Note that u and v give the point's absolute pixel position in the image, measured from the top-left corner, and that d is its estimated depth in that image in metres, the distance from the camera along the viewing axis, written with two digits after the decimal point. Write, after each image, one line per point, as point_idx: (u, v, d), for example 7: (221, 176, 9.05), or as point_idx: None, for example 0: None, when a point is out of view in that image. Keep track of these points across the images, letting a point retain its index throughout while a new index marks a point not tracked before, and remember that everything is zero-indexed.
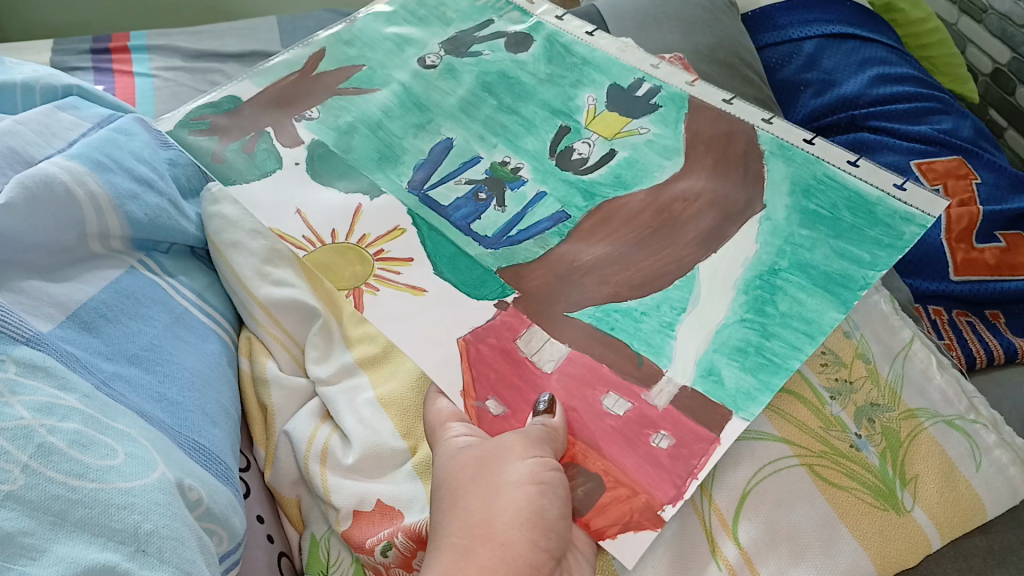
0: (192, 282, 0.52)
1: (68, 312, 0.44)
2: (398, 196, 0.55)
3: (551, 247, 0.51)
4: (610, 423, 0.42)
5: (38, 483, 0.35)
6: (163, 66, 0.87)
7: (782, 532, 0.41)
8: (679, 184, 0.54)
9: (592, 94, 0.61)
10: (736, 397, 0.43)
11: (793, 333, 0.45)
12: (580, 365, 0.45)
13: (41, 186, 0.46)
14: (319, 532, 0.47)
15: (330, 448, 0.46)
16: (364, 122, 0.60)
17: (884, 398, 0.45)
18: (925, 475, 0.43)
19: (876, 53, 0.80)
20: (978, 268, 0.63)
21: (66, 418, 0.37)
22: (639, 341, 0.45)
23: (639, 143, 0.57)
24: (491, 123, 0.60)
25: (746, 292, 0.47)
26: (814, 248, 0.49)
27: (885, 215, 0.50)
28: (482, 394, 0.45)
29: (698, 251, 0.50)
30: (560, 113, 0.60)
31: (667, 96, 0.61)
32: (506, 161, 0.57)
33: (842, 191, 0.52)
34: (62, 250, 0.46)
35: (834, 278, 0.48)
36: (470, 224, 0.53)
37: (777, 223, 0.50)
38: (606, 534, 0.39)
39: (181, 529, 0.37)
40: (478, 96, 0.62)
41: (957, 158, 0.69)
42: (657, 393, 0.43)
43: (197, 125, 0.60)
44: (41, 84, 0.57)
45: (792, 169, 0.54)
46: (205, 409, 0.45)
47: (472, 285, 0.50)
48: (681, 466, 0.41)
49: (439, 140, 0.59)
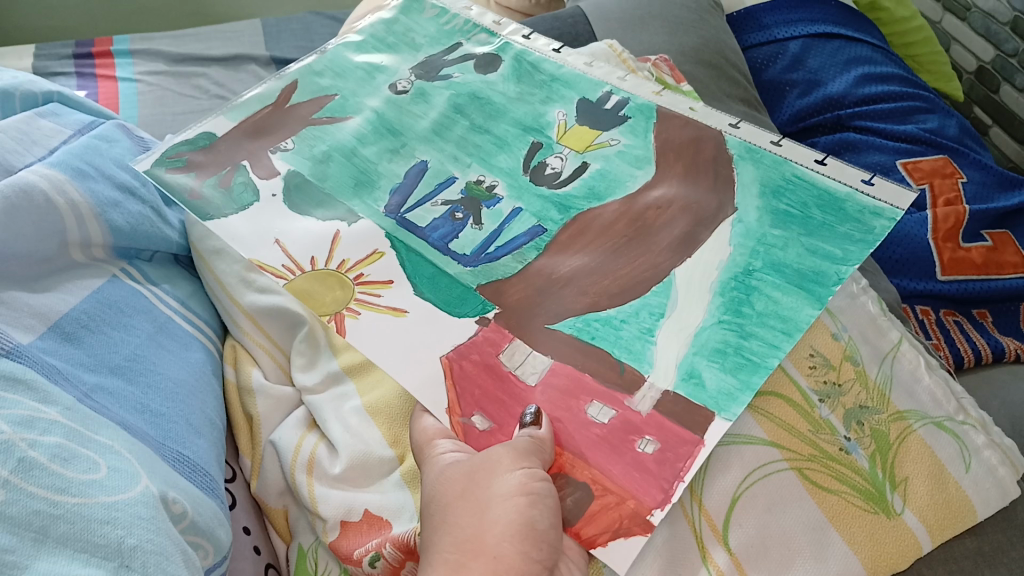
0: (176, 290, 0.52)
1: (50, 323, 0.43)
2: (376, 221, 0.54)
3: (527, 261, 0.50)
4: (595, 432, 0.42)
5: (19, 498, 0.34)
6: (147, 71, 0.87)
7: (772, 536, 0.40)
8: (652, 193, 0.54)
9: (561, 110, 0.61)
10: (719, 398, 0.42)
11: (771, 332, 0.45)
12: (564, 376, 0.44)
13: (20, 195, 0.45)
14: (306, 543, 0.47)
15: (317, 458, 0.46)
16: (339, 150, 0.58)
17: (872, 399, 0.45)
18: (915, 478, 0.43)
19: (861, 52, 0.80)
20: (965, 267, 0.63)
21: (47, 432, 0.37)
22: (620, 348, 0.45)
23: (611, 154, 0.57)
24: (464, 144, 0.59)
25: (721, 293, 0.47)
26: (787, 247, 0.49)
27: (853, 212, 0.51)
28: (467, 410, 0.44)
29: (673, 255, 0.49)
30: (532, 125, 0.60)
31: (635, 105, 0.61)
32: (481, 179, 0.56)
33: (811, 190, 0.52)
34: (42, 260, 0.46)
35: (808, 275, 0.48)
36: (447, 241, 0.52)
37: (749, 225, 0.50)
38: (597, 543, 0.39)
39: (165, 543, 0.37)
40: (451, 118, 0.61)
41: (943, 158, 0.69)
42: (640, 397, 0.43)
43: (173, 163, 0.56)
44: (21, 91, 0.56)
45: (761, 171, 0.54)
46: (189, 419, 0.44)
47: (453, 302, 0.49)
48: (666, 470, 0.40)
49: (414, 163, 0.57)
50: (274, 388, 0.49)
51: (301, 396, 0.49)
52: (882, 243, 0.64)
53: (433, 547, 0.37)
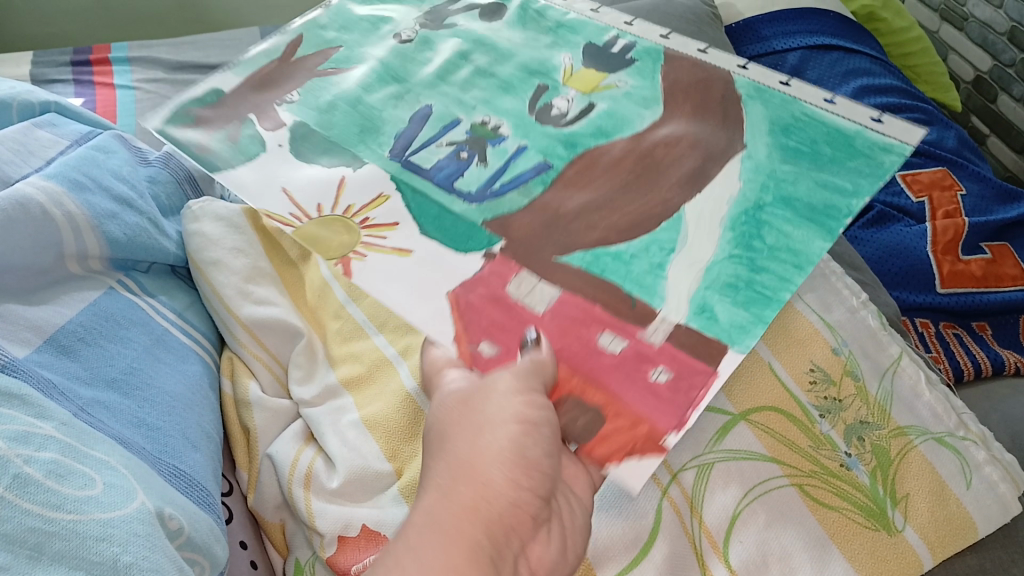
0: (173, 302, 0.52)
1: (45, 336, 0.43)
2: (381, 165, 0.55)
3: (533, 195, 0.51)
4: (607, 360, 0.42)
5: (14, 516, 0.34)
6: (145, 78, 0.86)
7: (773, 553, 0.40)
8: (660, 131, 0.55)
9: (568, 56, 0.64)
10: (731, 331, 0.43)
11: (783, 265, 0.46)
12: (574, 306, 0.44)
13: (16, 207, 0.45)
14: (303, 558, 0.46)
15: (314, 472, 0.46)
16: (344, 99, 0.61)
17: (873, 415, 0.45)
18: (915, 494, 0.42)
19: (860, 64, 0.80)
20: (963, 279, 0.63)
21: (42, 447, 0.36)
22: (630, 281, 0.46)
23: (617, 95, 0.59)
24: (467, 91, 0.61)
25: (732, 228, 0.48)
26: (797, 182, 0.51)
27: (864, 148, 0.52)
28: (476, 339, 0.44)
29: (681, 190, 0.51)
30: (535, 70, 0.62)
31: (641, 50, 0.64)
32: (486, 121, 0.58)
33: (821, 128, 0.54)
34: (38, 272, 0.45)
35: (818, 209, 0.49)
36: (452, 180, 0.53)
37: (759, 161, 0.52)
38: (610, 462, 0.39)
39: (162, 560, 0.37)
40: (457, 64, 0.63)
41: (942, 169, 0.70)
42: (652, 329, 0.43)
43: (183, 121, 0.60)
44: (18, 102, 0.56)
45: (770, 110, 0.56)
46: (186, 433, 0.44)
47: (460, 239, 0.49)
48: (678, 396, 0.41)
49: (418, 108, 0.60)
50: (271, 402, 0.49)
51: (299, 409, 0.49)
52: (882, 256, 0.64)
53: (430, 473, 0.36)
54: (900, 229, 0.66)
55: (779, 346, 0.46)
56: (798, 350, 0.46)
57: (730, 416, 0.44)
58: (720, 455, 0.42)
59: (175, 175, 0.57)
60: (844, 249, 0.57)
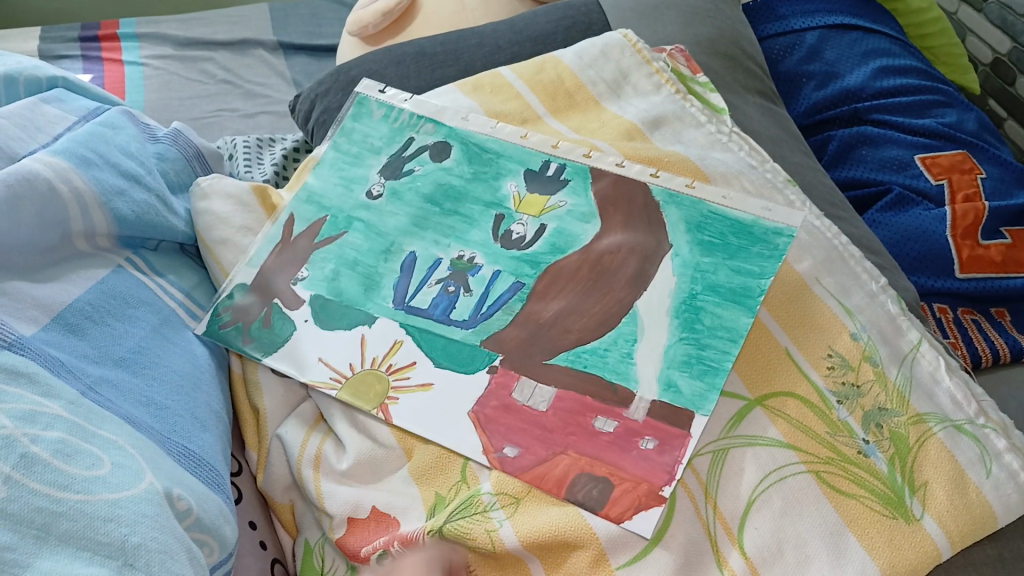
0: (181, 281, 0.51)
1: (53, 314, 0.42)
2: (385, 314, 0.49)
3: (516, 312, 0.48)
4: (603, 439, 0.43)
5: (21, 495, 0.33)
6: (153, 55, 0.86)
7: (788, 540, 0.39)
8: (602, 242, 0.51)
9: (515, 181, 0.55)
10: (694, 398, 0.44)
11: (727, 345, 0.46)
12: (571, 399, 0.45)
13: (23, 183, 0.44)
14: (312, 539, 0.46)
15: (323, 454, 0.45)
16: (330, 253, 0.52)
17: (892, 402, 0.44)
18: (934, 482, 0.42)
19: (879, 44, 0.78)
20: (983, 265, 0.62)
21: (49, 427, 0.36)
22: (610, 372, 0.45)
23: (562, 215, 0.53)
24: (434, 220, 0.54)
25: (675, 315, 0.47)
26: (718, 278, 0.49)
27: (760, 234, 0.51)
28: (498, 444, 0.43)
29: (633, 289, 0.48)
30: (488, 200, 0.55)
31: (570, 168, 0.56)
32: (462, 256, 0.52)
33: (725, 226, 0.51)
34: (45, 250, 0.45)
35: (740, 294, 0.48)
36: (449, 313, 0.49)
37: (685, 258, 0.50)
38: (625, 517, 0.40)
39: (170, 541, 0.36)
40: (424, 205, 0.54)
41: (961, 152, 0.68)
42: (635, 408, 0.44)
43: None
44: (24, 76, 0.55)
45: (685, 217, 0.52)
46: (194, 413, 0.44)
47: (463, 361, 0.47)
48: (667, 458, 0.42)
49: (396, 252, 0.52)
50: (282, 378, 0.48)
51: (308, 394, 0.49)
52: (899, 240, 0.64)
53: None
54: (918, 213, 0.65)
55: (756, 378, 0.45)
56: (814, 337, 0.47)
57: (746, 401, 0.44)
58: (736, 441, 0.43)
59: (183, 152, 0.57)
60: (863, 233, 0.56)
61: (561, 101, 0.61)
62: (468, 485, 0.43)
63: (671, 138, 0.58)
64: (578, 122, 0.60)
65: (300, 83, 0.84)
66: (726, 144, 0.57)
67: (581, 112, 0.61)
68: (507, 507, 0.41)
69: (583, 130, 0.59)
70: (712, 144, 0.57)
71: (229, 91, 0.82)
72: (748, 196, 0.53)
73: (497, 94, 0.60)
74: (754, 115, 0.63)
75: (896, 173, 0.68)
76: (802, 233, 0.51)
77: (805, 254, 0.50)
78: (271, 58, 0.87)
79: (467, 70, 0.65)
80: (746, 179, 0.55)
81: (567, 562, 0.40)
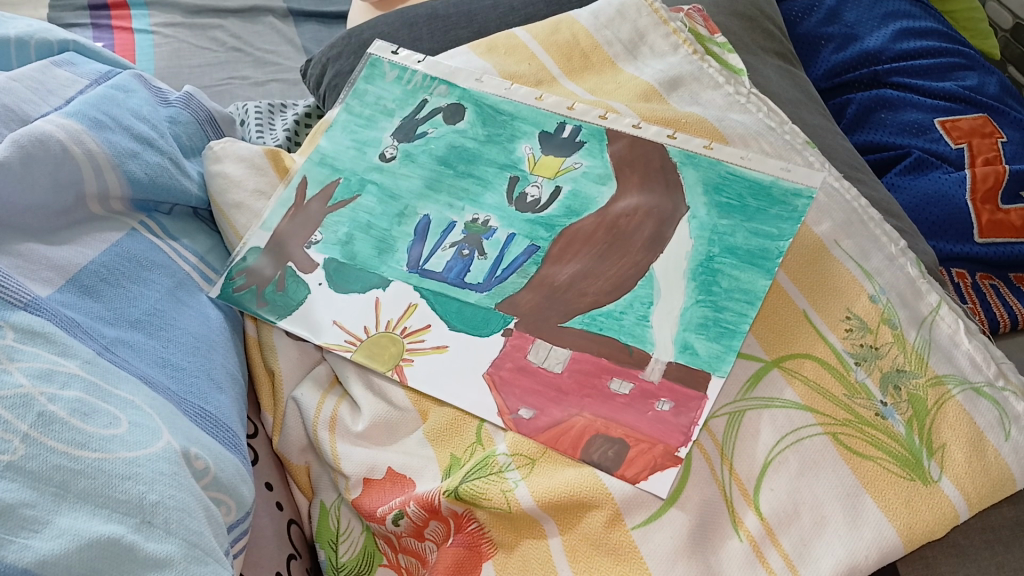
0: (195, 245, 0.51)
1: (68, 276, 0.42)
2: (399, 277, 0.49)
3: (531, 275, 0.48)
4: (618, 402, 0.43)
5: (39, 453, 0.33)
6: (163, 22, 0.84)
7: (805, 500, 0.39)
8: (618, 205, 0.51)
9: (529, 144, 0.55)
10: (710, 360, 0.44)
11: (742, 306, 0.46)
12: (586, 360, 0.44)
13: (36, 144, 0.44)
14: (328, 500, 0.46)
15: (338, 417, 0.46)
16: (340, 216, 0.52)
17: (910, 363, 0.44)
18: (953, 444, 0.41)
19: (900, 6, 0.76)
20: (1002, 230, 0.62)
21: (66, 385, 0.36)
22: (626, 334, 0.45)
23: (577, 177, 0.53)
24: (447, 182, 0.53)
25: (692, 278, 0.47)
26: (735, 239, 0.48)
27: (779, 195, 0.50)
28: (514, 406, 0.43)
29: (649, 251, 0.48)
30: (502, 161, 0.54)
31: (586, 130, 0.55)
32: (476, 218, 0.51)
33: (743, 189, 0.51)
34: (59, 212, 0.45)
35: (758, 256, 0.48)
36: (463, 276, 0.49)
37: (702, 219, 0.49)
38: (640, 478, 0.40)
39: (187, 499, 0.36)
40: (435, 167, 0.54)
41: (982, 116, 0.67)
42: (651, 369, 0.44)
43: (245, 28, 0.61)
44: (35, 40, 0.55)
45: (701, 181, 0.51)
46: (210, 374, 0.44)
47: (476, 324, 0.47)
48: (683, 419, 0.42)
49: (411, 213, 0.52)
50: (297, 342, 0.48)
51: (322, 355, 0.49)
52: (919, 204, 0.63)
53: None
54: (938, 176, 0.64)
55: (774, 341, 0.45)
56: (832, 300, 0.46)
57: (763, 363, 0.44)
58: (753, 403, 0.42)
59: (196, 116, 0.56)
60: (882, 196, 0.55)
61: (576, 62, 0.60)
62: (483, 446, 0.43)
63: (688, 98, 0.57)
64: (594, 83, 0.59)
65: (310, 50, 0.84)
66: (744, 105, 0.57)
67: (597, 73, 0.60)
68: (522, 468, 0.41)
69: (599, 91, 0.58)
70: (730, 106, 0.57)
71: (239, 59, 0.82)
72: (766, 157, 0.53)
73: (511, 55, 0.60)
74: (772, 77, 0.62)
75: (916, 137, 0.67)
76: (821, 194, 0.51)
77: (824, 216, 0.50)
78: (281, 25, 0.86)
79: (480, 32, 0.65)
80: (764, 141, 0.54)
81: (583, 522, 0.40)
